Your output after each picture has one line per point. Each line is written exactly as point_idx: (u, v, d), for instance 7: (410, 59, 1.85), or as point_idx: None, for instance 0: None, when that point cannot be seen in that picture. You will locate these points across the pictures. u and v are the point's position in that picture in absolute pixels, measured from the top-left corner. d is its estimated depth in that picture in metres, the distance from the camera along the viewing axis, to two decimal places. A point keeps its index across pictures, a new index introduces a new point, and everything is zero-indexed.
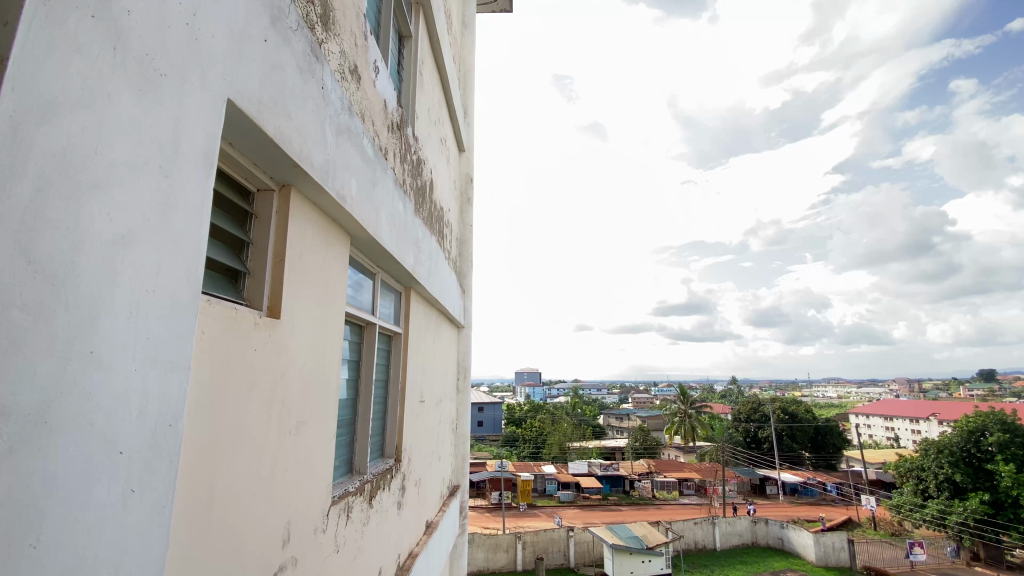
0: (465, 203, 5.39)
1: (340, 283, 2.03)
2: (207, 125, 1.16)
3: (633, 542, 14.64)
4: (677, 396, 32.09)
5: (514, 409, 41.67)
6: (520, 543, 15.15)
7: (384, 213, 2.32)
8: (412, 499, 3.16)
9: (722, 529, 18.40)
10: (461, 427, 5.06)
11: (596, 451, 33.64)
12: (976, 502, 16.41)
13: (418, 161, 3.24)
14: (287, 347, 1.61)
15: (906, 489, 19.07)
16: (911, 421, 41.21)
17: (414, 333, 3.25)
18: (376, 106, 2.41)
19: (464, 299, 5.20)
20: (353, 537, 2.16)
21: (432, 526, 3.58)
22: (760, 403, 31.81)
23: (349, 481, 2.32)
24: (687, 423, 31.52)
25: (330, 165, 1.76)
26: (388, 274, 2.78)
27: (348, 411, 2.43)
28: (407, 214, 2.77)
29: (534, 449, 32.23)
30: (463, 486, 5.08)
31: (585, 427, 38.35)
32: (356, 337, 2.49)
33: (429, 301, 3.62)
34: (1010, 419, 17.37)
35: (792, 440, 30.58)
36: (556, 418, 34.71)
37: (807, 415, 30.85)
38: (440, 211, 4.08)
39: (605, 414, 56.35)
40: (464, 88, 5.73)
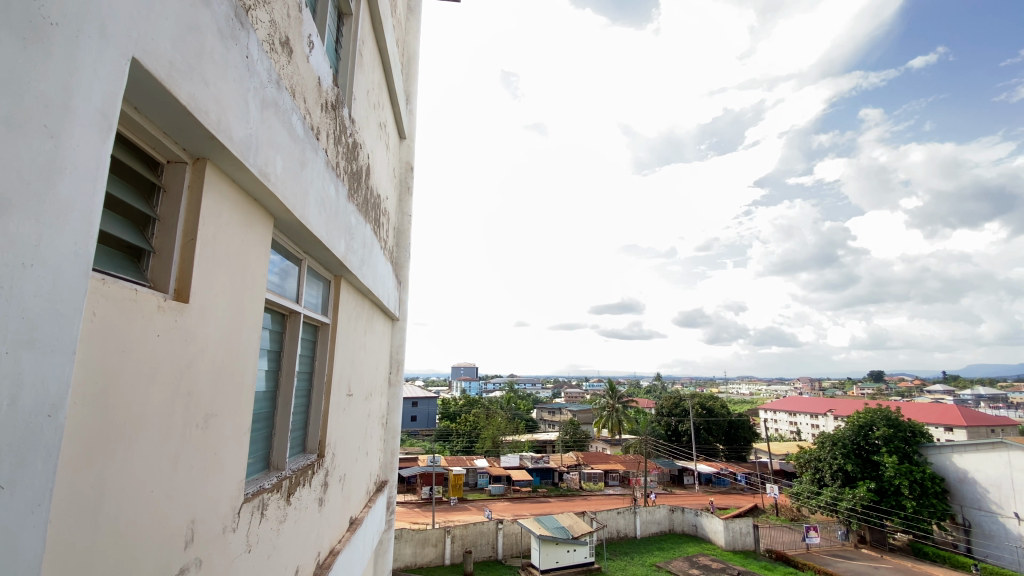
0: (404, 191, 5.27)
1: (260, 268, 1.92)
2: (105, 84, 1.04)
3: (559, 532, 15.08)
4: (606, 392, 33.30)
5: (448, 403, 41.41)
6: (448, 537, 15.15)
7: (312, 196, 2.20)
8: (335, 495, 3.05)
9: (642, 517, 19.36)
10: (392, 422, 4.96)
11: (528, 445, 34.22)
12: (864, 490, 18.26)
13: (353, 144, 3.11)
14: (195, 333, 1.49)
15: (805, 477, 20.92)
16: (811, 416, 45.41)
17: (342, 324, 3.13)
18: (310, 83, 2.29)
19: (400, 291, 5.09)
20: (268, 536, 2.04)
21: (356, 523, 3.48)
22: (681, 398, 33.77)
23: (265, 478, 2.20)
24: (614, 417, 32.84)
25: (252, 141, 1.64)
26: (315, 261, 2.64)
27: (266, 404, 2.30)
28: (340, 199, 2.65)
29: (468, 443, 32.27)
30: (391, 482, 4.99)
31: (518, 422, 38.86)
32: (277, 326, 2.36)
33: (361, 292, 3.51)
34: (893, 415, 19.61)
35: (709, 433, 32.72)
36: (490, 412, 34.95)
37: (722, 410, 33.05)
38: (376, 199, 3.96)
39: (538, 409, 57.43)
40: (407, 74, 5.59)
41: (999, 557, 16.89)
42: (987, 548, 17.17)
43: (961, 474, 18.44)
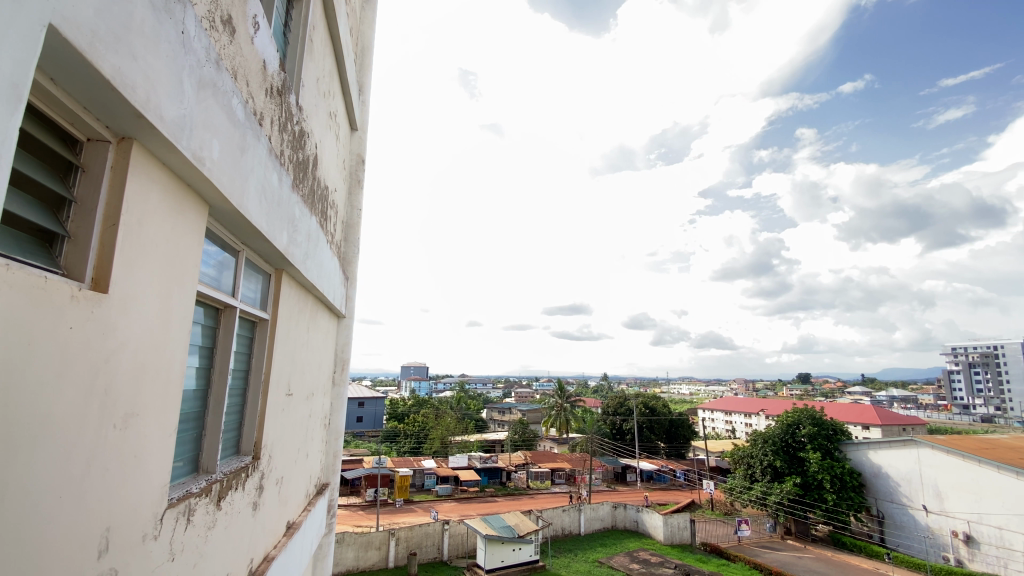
0: (354, 184, 5.12)
1: (193, 259, 1.81)
2: (16, 50, 0.95)
3: (505, 532, 15.11)
4: (555, 391, 33.84)
5: (397, 403, 40.63)
6: (393, 539, 14.88)
7: (252, 184, 2.09)
8: (271, 498, 2.92)
9: (587, 514, 19.79)
10: (336, 423, 4.81)
11: (477, 444, 34.14)
12: (790, 484, 19.53)
13: (300, 133, 2.98)
14: (116, 326, 1.38)
15: (738, 473, 22.12)
16: (745, 415, 48.01)
17: (283, 319, 3.00)
18: (254, 66, 2.18)
19: (347, 287, 4.94)
20: (194, 543, 1.92)
21: (293, 527, 3.34)
22: (626, 398, 34.78)
23: (192, 481, 2.08)
24: (562, 416, 33.44)
25: (186, 121, 1.54)
26: (254, 252, 2.51)
27: (196, 403, 2.17)
28: (283, 189, 2.53)
29: (415, 444, 31.81)
30: (333, 485, 4.84)
31: (467, 422, 38.71)
32: (211, 321, 2.24)
33: (305, 287, 3.38)
34: (817, 414, 21.08)
35: (651, 432, 33.91)
36: (439, 412, 34.65)
37: (664, 409, 34.41)
38: (324, 190, 3.82)
39: (488, 408, 57.45)
40: (360, 63, 5.44)
41: (908, 546, 18.32)
42: (897, 538, 18.69)
43: (875, 469, 19.99)
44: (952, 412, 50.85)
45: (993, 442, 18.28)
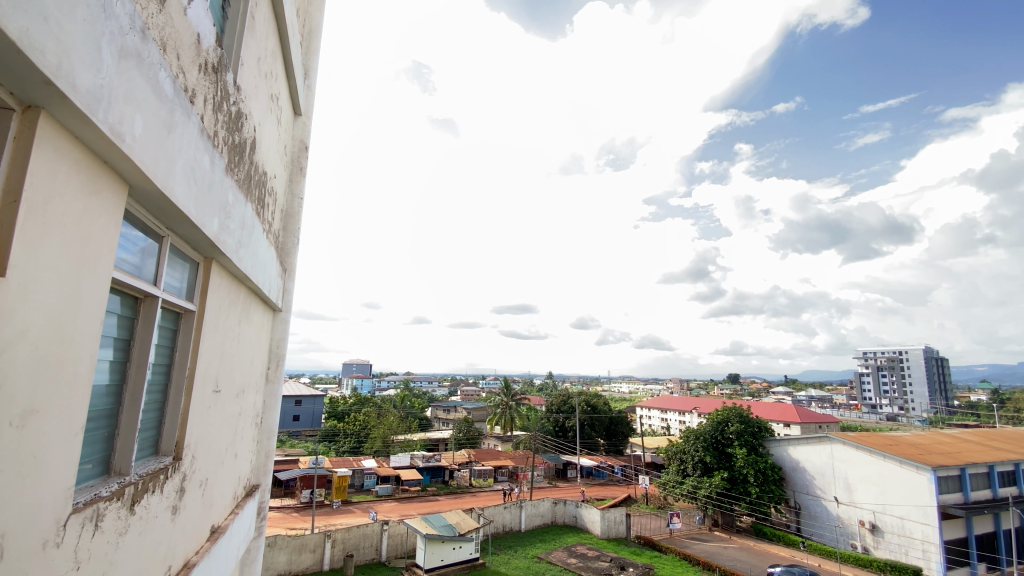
0: (296, 172, 4.90)
1: (108, 243, 1.67)
2: None
3: (445, 531, 15.02)
4: (500, 389, 34.05)
5: (337, 402, 39.30)
6: (329, 541, 14.40)
7: (180, 165, 1.95)
8: (193, 502, 2.74)
9: (527, 511, 20.06)
10: (269, 422, 4.61)
11: (420, 443, 33.69)
12: (718, 479, 20.72)
13: (237, 114, 2.81)
14: (13, 314, 1.24)
15: (671, 468, 23.20)
16: (679, 413, 50.48)
17: (211, 310, 2.82)
18: (186, 38, 2.03)
19: (284, 279, 4.72)
20: (103, 550, 1.77)
21: (218, 531, 3.15)
22: (569, 396, 35.97)
23: (102, 484, 1.92)
24: (507, 414, 33.70)
25: (102, 92, 1.42)
26: (180, 238, 2.34)
27: (108, 400, 2.00)
28: (214, 172, 2.37)
29: (356, 443, 30.93)
30: (264, 486, 4.61)
31: (410, 420, 38.08)
32: (129, 312, 2.07)
33: (237, 277, 3.19)
34: (744, 413, 22.48)
35: (592, 429, 34.89)
36: (382, 411, 33.90)
37: (605, 407, 35.51)
38: (262, 176, 3.62)
39: (433, 407, 56.95)
40: (307, 47, 5.21)
41: (821, 534, 19.88)
42: (812, 527, 20.24)
43: (794, 463, 21.53)
44: (860, 411, 56.01)
45: (895, 438, 20.13)
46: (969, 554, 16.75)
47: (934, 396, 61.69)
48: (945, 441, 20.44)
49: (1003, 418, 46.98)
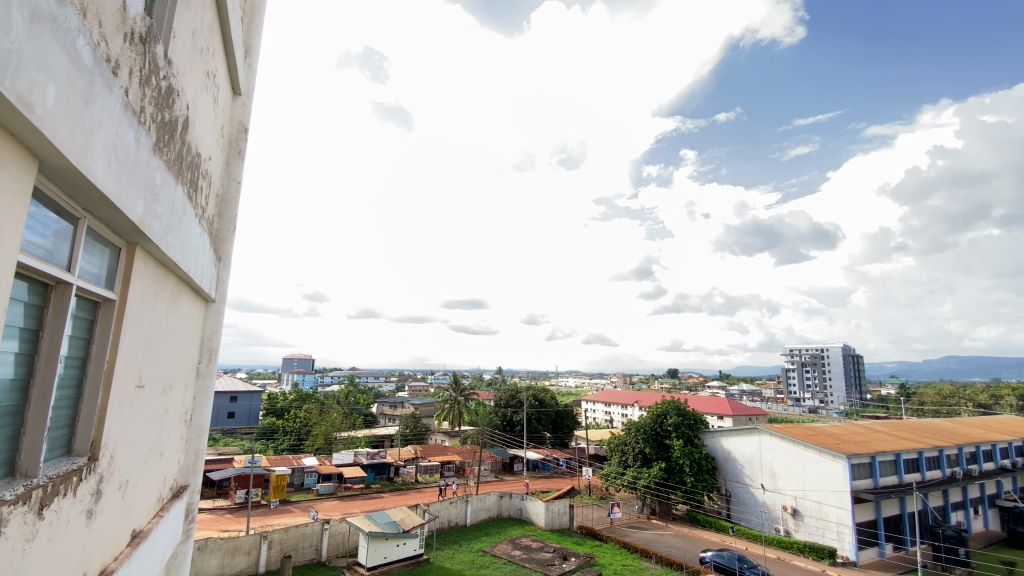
0: (233, 154, 4.63)
1: (14, 224, 1.51)
2: None
3: (389, 528, 14.80)
4: (449, 384, 33.86)
5: (276, 398, 37.60)
6: (265, 542, 13.83)
7: (99, 142, 1.80)
8: (112, 505, 2.55)
9: (473, 505, 20.12)
10: (200, 419, 4.36)
11: (364, 439, 32.90)
12: (657, 469, 21.72)
13: (167, 89, 2.62)
14: None
15: (613, 460, 24.03)
16: (622, 406, 52.22)
17: (134, 298, 2.61)
18: (109, 5, 1.88)
19: (218, 268, 4.44)
20: (6, 558, 1.62)
21: (139, 536, 2.95)
22: (517, 391, 36.36)
23: (5, 487, 1.74)
24: (455, 409, 33.57)
25: (12, 57, 1.28)
26: (98, 221, 2.15)
27: (12, 398, 1.82)
28: (140, 151, 2.20)
29: (296, 441, 29.75)
30: (193, 487, 4.37)
31: (355, 417, 37.10)
32: (38, 301, 1.89)
33: (165, 265, 2.99)
34: (682, 406, 23.61)
35: (539, 423, 35.43)
36: (324, 408, 32.78)
37: (551, 401, 36.17)
38: (194, 157, 3.39)
39: (379, 403, 55.75)
40: (248, 23, 4.93)
41: (748, 519, 21.25)
42: (740, 513, 21.59)
43: (726, 453, 22.80)
44: (785, 404, 60.37)
45: (816, 429, 21.80)
46: (877, 535, 18.39)
47: (849, 390, 67.36)
48: (858, 432, 22.38)
49: (907, 410, 52.07)
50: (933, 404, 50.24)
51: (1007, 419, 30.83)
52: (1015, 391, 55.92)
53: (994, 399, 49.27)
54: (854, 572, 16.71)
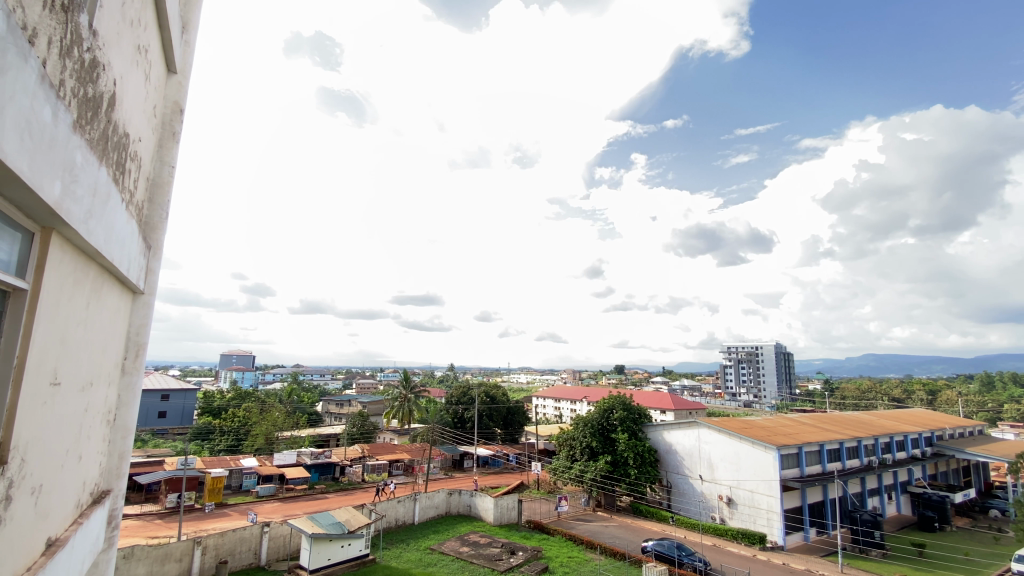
0: (166, 136, 4.35)
1: None
2: None
3: (333, 529, 14.43)
4: (398, 382, 33.30)
5: (213, 397, 35.58)
6: (198, 548, 13.12)
7: (12, 115, 1.65)
8: (24, 512, 2.35)
9: (421, 503, 19.94)
10: (124, 420, 4.07)
11: (308, 439, 31.74)
12: (602, 462, 22.40)
13: (92, 63, 2.43)
14: None
15: (562, 455, 24.53)
16: (572, 401, 53.25)
17: (50, 287, 2.40)
18: None
19: (147, 257, 4.16)
20: None
21: (55, 544, 2.72)
22: (469, 388, 36.25)
23: None
24: (405, 406, 33.02)
25: None
26: (9, 203, 1.97)
27: None
28: (60, 128, 2.03)
29: (234, 442, 28.27)
30: (117, 491, 4.07)
31: (298, 416, 35.73)
32: None
33: (86, 252, 2.77)
34: (627, 400, 24.43)
35: (490, 420, 35.52)
36: (265, 406, 31.38)
37: (502, 397, 36.35)
38: (122, 138, 3.16)
39: (325, 401, 53.96)
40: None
41: (686, 509, 22.28)
42: (680, 503, 22.59)
43: (667, 446, 23.77)
44: (723, 399, 63.59)
45: (750, 422, 23.10)
46: (802, 520, 19.77)
47: (781, 386, 71.84)
48: (787, 424, 23.96)
49: (831, 404, 56.19)
50: (854, 398, 54.51)
51: (918, 412, 33.85)
52: (923, 386, 61.61)
53: (905, 392, 54.05)
54: (782, 555, 17.86)
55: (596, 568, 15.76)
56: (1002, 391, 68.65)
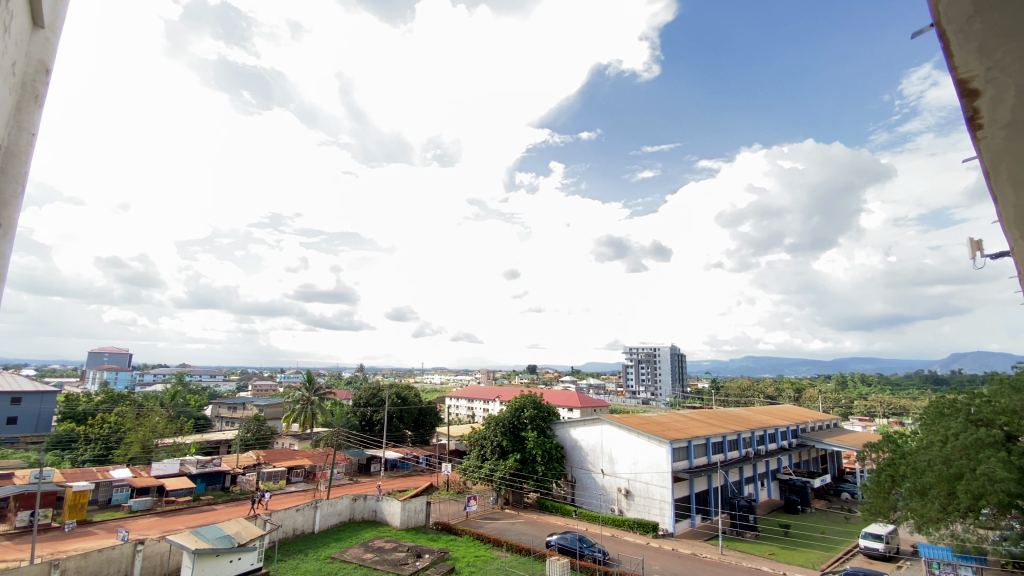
0: (24, 97, 3.77)
1: None
2: None
3: (221, 543, 13.29)
4: (302, 383, 31.49)
5: (75, 402, 31.03)
6: (55, 571, 11.44)
7: None
8: None
9: (322, 510, 19.03)
10: None
11: (194, 447, 28.84)
12: (512, 460, 22.85)
13: None
14: None
15: (472, 454, 24.68)
16: (484, 401, 53.91)
17: None
18: None
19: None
20: None
21: None
22: (379, 388, 35.19)
23: None
24: (307, 410, 31.21)
25: None
26: None
27: None
28: None
29: (103, 451, 24.91)
30: None
31: (183, 421, 32.36)
32: None
33: None
34: (538, 400, 25.17)
35: (400, 421, 34.75)
36: (143, 410, 28.03)
37: (414, 398, 35.71)
38: None
39: (215, 404, 49.37)
40: None
41: (589, 502, 23.40)
42: (582, 497, 23.66)
43: (573, 443, 24.77)
44: (625, 398, 67.83)
45: (647, 419, 24.84)
46: (689, 508, 21.66)
47: (675, 384, 78.01)
48: (679, 420, 26.12)
49: (717, 401, 62.10)
50: (735, 395, 60.74)
51: (788, 408, 38.47)
52: (790, 385, 70.14)
53: (777, 391, 61.23)
54: (672, 542, 19.40)
55: (501, 566, 16.00)
56: (851, 390, 80.01)
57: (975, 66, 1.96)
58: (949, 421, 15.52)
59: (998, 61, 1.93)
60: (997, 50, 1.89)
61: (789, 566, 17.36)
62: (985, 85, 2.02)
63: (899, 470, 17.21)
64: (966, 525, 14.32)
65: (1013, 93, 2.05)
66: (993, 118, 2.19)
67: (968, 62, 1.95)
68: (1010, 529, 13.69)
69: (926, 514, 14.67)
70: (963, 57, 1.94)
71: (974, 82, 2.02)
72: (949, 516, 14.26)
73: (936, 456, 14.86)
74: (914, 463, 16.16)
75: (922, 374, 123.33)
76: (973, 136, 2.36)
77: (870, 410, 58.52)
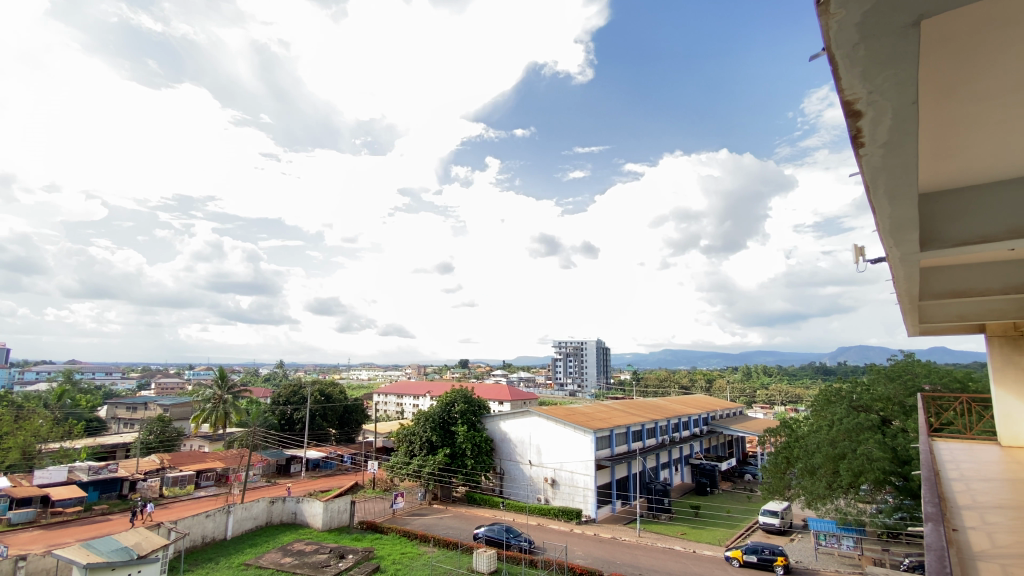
0: None
1: None
2: None
3: (117, 556, 12.14)
4: (214, 380, 29.39)
5: None
6: None
7: None
8: None
9: (236, 515, 17.99)
10: None
11: (85, 452, 25.97)
12: (441, 455, 22.85)
13: None
14: None
15: (400, 450, 24.38)
16: (413, 396, 53.20)
17: None
18: None
19: None
20: None
21: None
22: (301, 385, 33.64)
23: None
24: (220, 409, 29.16)
25: None
26: None
27: None
28: None
29: None
30: None
31: (71, 424, 29.01)
32: None
33: None
34: (468, 395, 25.36)
35: (324, 419, 33.44)
36: (22, 412, 24.82)
37: (339, 395, 34.53)
38: None
39: (111, 404, 44.66)
40: None
41: (516, 493, 23.95)
42: (510, 488, 24.17)
43: (502, 435, 25.21)
44: (553, 390, 69.83)
45: (573, 410, 25.79)
46: (610, 494, 22.77)
47: (599, 377, 81.48)
48: (603, 411, 27.38)
49: (638, 392, 65.67)
50: (654, 387, 64.68)
51: (700, 398, 41.55)
52: (702, 377, 75.77)
53: (690, 381, 65.97)
54: (594, 527, 20.35)
55: (428, 561, 15.97)
56: (754, 380, 87.86)
57: (859, 89, 2.33)
58: (835, 407, 17.60)
59: (877, 86, 2.29)
60: (877, 76, 2.23)
61: (699, 544, 18.88)
62: (866, 106, 2.40)
63: (793, 452, 19.28)
64: (847, 500, 16.28)
65: (888, 117, 2.47)
66: (872, 138, 2.63)
67: (855, 86, 2.31)
68: (884, 502, 15.78)
69: (815, 491, 16.49)
70: (851, 81, 2.31)
71: (859, 103, 2.40)
72: (834, 492, 16.14)
73: (824, 438, 16.82)
74: (806, 445, 18.16)
75: (812, 366, 137.78)
76: (857, 152, 2.82)
77: (769, 398, 64.78)
